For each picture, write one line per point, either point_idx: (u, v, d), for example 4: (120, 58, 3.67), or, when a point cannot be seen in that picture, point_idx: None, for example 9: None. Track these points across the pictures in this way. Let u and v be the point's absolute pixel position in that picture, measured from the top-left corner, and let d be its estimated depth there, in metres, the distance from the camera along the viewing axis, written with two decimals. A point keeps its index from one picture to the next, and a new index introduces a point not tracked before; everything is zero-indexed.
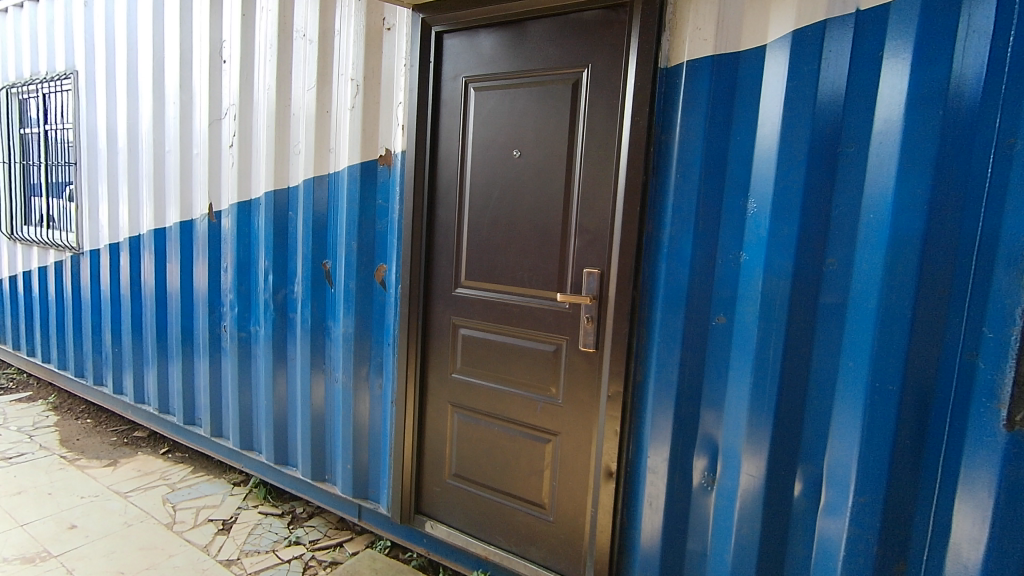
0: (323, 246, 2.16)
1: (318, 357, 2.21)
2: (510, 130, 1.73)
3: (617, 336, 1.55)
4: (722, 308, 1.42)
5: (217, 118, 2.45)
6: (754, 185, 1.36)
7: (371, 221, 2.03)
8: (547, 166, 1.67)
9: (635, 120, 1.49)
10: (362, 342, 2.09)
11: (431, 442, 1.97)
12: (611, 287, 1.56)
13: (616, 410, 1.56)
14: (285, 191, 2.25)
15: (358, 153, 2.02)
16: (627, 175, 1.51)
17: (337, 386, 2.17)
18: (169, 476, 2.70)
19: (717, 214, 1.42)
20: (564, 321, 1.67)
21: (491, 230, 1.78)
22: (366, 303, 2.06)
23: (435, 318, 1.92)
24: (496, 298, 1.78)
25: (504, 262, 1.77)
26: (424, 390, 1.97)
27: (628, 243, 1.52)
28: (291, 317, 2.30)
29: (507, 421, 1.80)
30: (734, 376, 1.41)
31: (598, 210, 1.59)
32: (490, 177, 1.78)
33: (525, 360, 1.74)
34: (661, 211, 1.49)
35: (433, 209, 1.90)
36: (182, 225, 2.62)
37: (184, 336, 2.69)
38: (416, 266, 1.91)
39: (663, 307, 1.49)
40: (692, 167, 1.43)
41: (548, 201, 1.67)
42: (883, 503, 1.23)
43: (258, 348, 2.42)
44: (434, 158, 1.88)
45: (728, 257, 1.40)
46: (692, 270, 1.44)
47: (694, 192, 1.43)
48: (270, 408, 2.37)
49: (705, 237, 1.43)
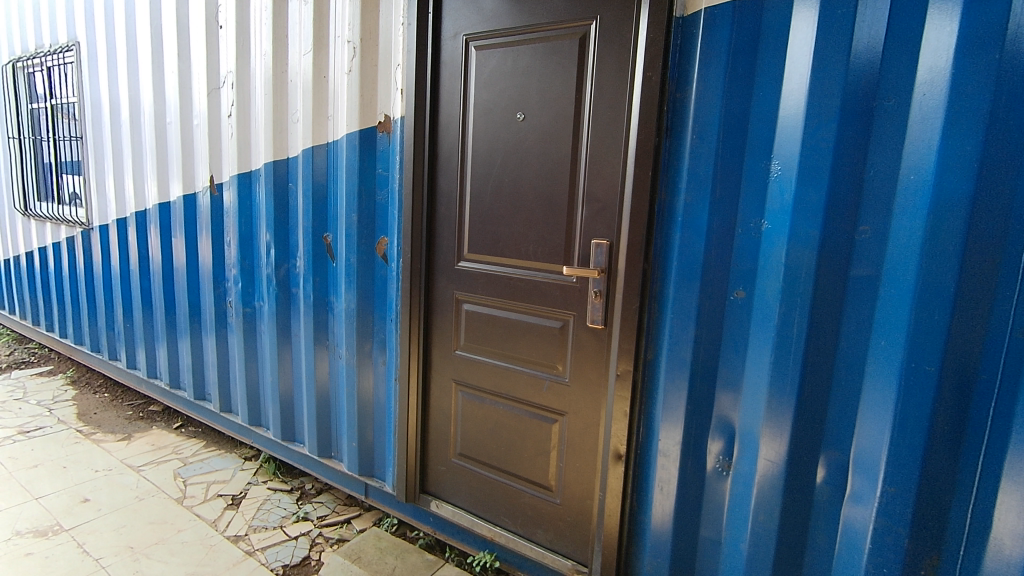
0: (324, 219, 2.08)
1: (322, 333, 2.16)
2: (513, 92, 1.61)
3: (627, 311, 1.45)
4: (741, 281, 1.31)
5: (216, 87, 2.37)
6: (778, 145, 1.23)
7: (371, 192, 1.94)
8: (553, 129, 1.55)
9: (647, 77, 1.37)
10: (365, 318, 2.02)
11: (436, 420, 1.91)
12: (622, 260, 1.45)
13: (626, 390, 1.47)
14: (284, 161, 2.17)
15: (356, 120, 1.92)
16: (638, 138, 1.39)
17: (341, 362, 2.12)
18: (181, 451, 2.71)
19: (736, 179, 1.30)
20: (570, 296, 1.57)
21: (494, 199, 1.68)
22: (367, 278, 1.99)
23: (438, 294, 1.85)
24: (500, 272, 1.69)
25: (508, 233, 1.67)
26: (429, 367, 1.90)
27: (640, 211, 1.40)
28: (294, 292, 2.24)
29: (512, 399, 1.72)
30: (752, 354, 1.31)
31: (607, 176, 1.48)
32: (493, 142, 1.67)
33: (531, 337, 1.66)
34: (675, 176, 1.37)
35: (435, 178, 1.80)
36: (186, 198, 2.57)
37: (191, 311, 2.66)
38: (418, 238, 1.82)
39: (675, 280, 1.38)
40: (709, 128, 1.31)
41: (554, 167, 1.56)
42: (916, 494, 1.13)
43: (262, 323, 2.38)
44: (435, 125, 1.78)
45: (749, 226, 1.28)
46: (707, 240, 1.33)
47: (711, 154, 1.31)
48: (276, 383, 2.33)
49: (724, 203, 1.31)
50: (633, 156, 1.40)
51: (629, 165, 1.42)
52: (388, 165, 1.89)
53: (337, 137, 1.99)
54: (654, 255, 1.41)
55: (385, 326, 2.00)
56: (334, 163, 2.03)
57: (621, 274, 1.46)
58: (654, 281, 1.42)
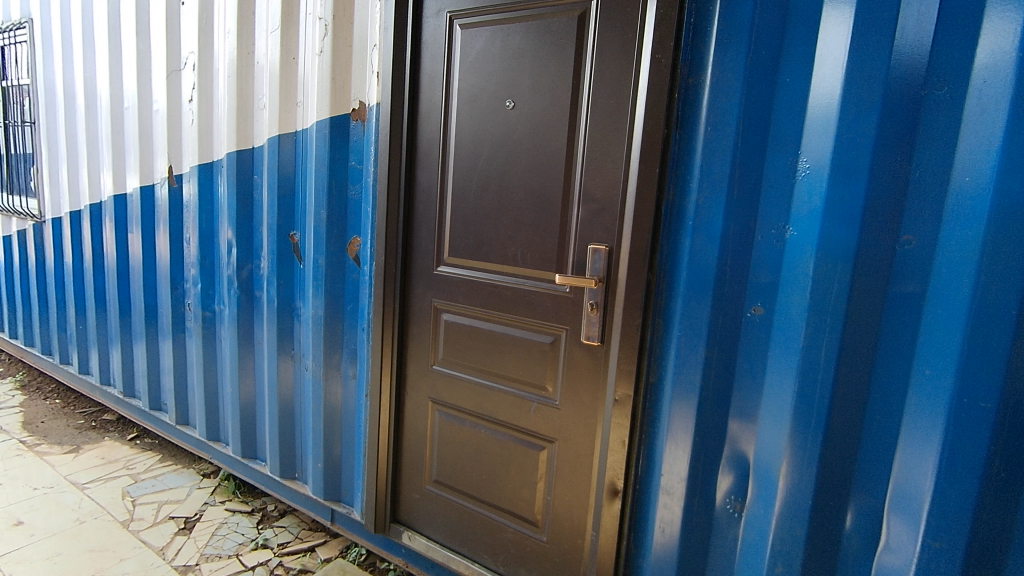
0: (291, 216, 1.88)
1: (286, 342, 1.96)
2: (503, 77, 1.43)
3: (627, 327, 1.27)
4: (760, 296, 1.14)
5: (176, 68, 2.16)
6: (807, 140, 1.06)
7: (342, 186, 1.75)
8: (546, 119, 1.38)
9: (655, 60, 1.19)
10: (333, 327, 1.82)
11: (410, 442, 1.72)
12: (623, 269, 1.28)
13: (625, 417, 1.29)
14: (248, 151, 1.97)
15: (327, 106, 1.72)
16: (644, 130, 1.22)
17: (306, 374, 1.92)
18: (134, 466, 2.48)
19: (756, 179, 1.12)
20: (563, 308, 1.39)
21: (478, 198, 1.50)
22: (337, 282, 1.80)
23: (415, 302, 1.66)
24: (484, 279, 1.51)
25: (494, 236, 1.48)
26: (403, 383, 1.71)
27: (645, 214, 1.23)
28: (257, 295, 2.03)
29: (495, 422, 1.54)
30: (771, 381, 1.14)
31: (607, 173, 1.30)
32: (479, 132, 1.48)
33: (517, 353, 1.48)
34: (685, 174, 1.19)
35: (413, 173, 1.62)
36: (143, 190, 2.35)
37: (147, 313, 2.44)
38: (393, 239, 1.63)
39: (683, 293, 1.21)
40: (727, 119, 1.13)
41: (546, 162, 1.38)
42: (964, 550, 0.97)
43: (223, 329, 2.17)
44: (415, 113, 1.59)
45: (770, 233, 1.11)
46: (722, 248, 1.15)
47: (728, 149, 1.13)
48: (237, 394, 2.12)
49: (741, 206, 1.13)
50: (638, 151, 1.23)
51: (633, 161, 1.25)
52: (362, 157, 1.71)
53: (307, 125, 1.80)
54: (659, 263, 1.24)
55: (356, 336, 1.81)
56: (303, 155, 1.83)
57: (621, 284, 1.28)
58: (659, 294, 1.25)
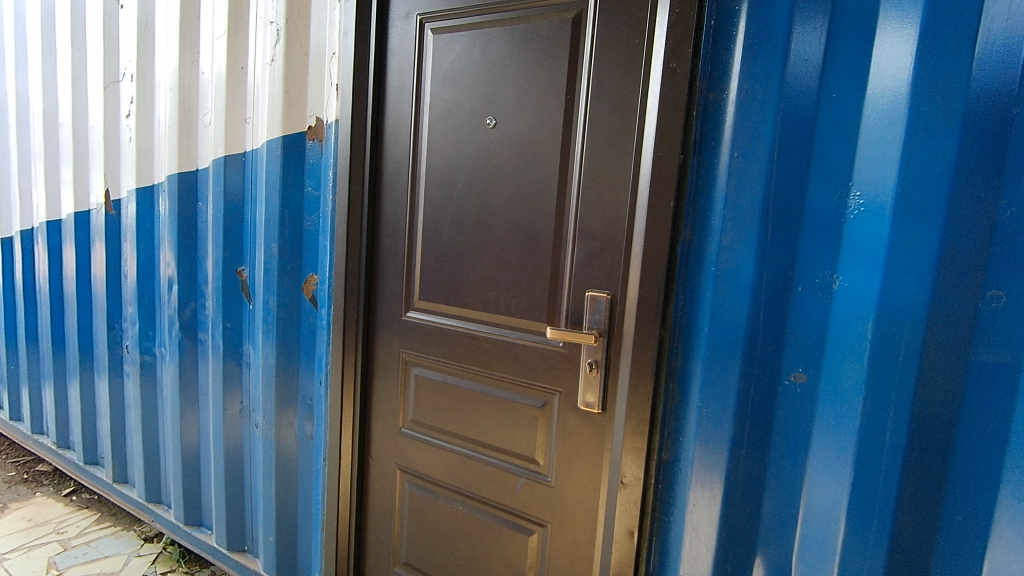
0: (238, 248, 1.63)
1: (234, 394, 1.70)
2: (482, 90, 1.21)
3: (634, 392, 1.04)
4: (802, 361, 0.91)
5: (114, 80, 1.91)
6: (861, 168, 0.85)
7: (297, 216, 1.51)
8: (533, 141, 1.15)
9: (667, 70, 0.99)
10: (286, 378, 1.57)
11: (376, 516, 1.47)
12: (630, 323, 1.05)
13: (633, 503, 1.06)
14: (191, 175, 1.72)
15: (278, 123, 1.48)
16: (655, 155, 1.00)
17: (256, 432, 1.66)
18: (64, 530, 2.17)
19: (795, 216, 0.90)
20: (555, 365, 1.16)
21: (453, 232, 1.27)
22: (291, 326, 1.55)
23: (381, 352, 1.42)
24: (461, 327, 1.27)
25: (473, 277, 1.25)
26: (368, 446, 1.46)
27: (656, 257, 1.00)
28: (202, 339, 1.77)
29: (475, 498, 1.29)
30: (816, 468, 0.90)
31: (607, 205, 1.08)
32: (454, 155, 1.26)
33: (500, 417, 1.23)
34: (706, 208, 0.97)
35: (378, 201, 1.38)
36: (78, 217, 2.09)
37: (83, 354, 2.16)
38: (353, 278, 1.39)
39: (704, 354, 0.98)
40: (758, 143, 0.91)
41: (534, 190, 1.16)
42: None
43: (163, 375, 1.90)
44: (381, 132, 1.37)
45: (813, 282, 0.89)
46: (752, 298, 0.93)
47: (758, 178, 0.92)
48: (179, 451, 1.85)
49: (778, 250, 0.92)
50: (648, 179, 1.01)
51: (641, 192, 1.03)
52: (320, 182, 1.47)
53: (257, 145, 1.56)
54: (673, 316, 1.01)
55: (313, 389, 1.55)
56: (252, 179, 1.59)
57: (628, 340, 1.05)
58: (673, 353, 1.02)
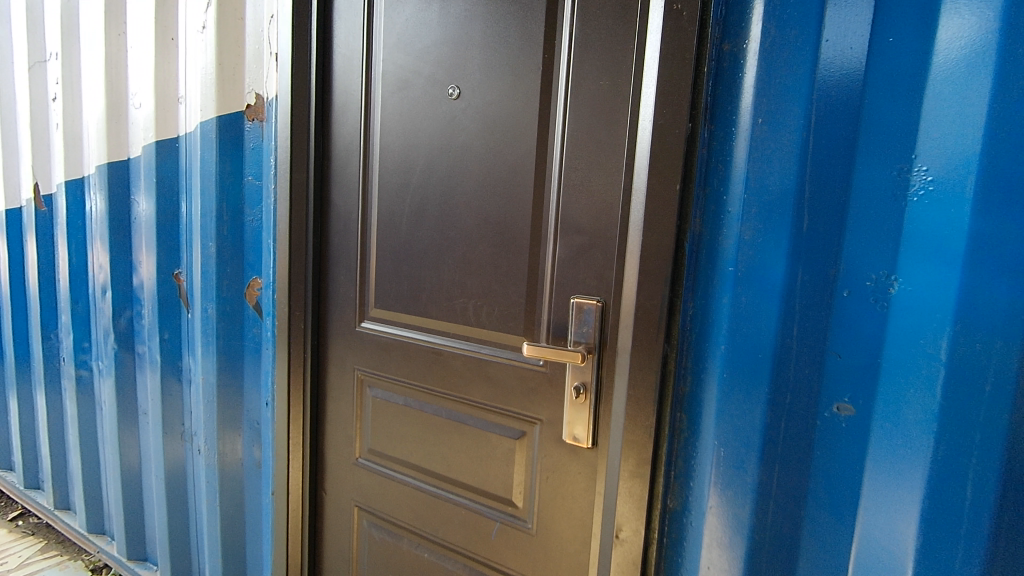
0: (174, 249, 1.42)
1: (175, 414, 1.49)
2: (443, 53, 0.99)
3: (633, 424, 0.83)
4: (850, 389, 0.70)
5: (39, 59, 1.69)
6: (926, 135, 0.63)
7: (237, 210, 1.30)
8: (504, 113, 0.94)
9: (669, 15, 0.77)
10: (232, 398, 1.36)
11: (331, 558, 1.26)
12: (626, 337, 0.83)
13: (631, 562, 0.85)
14: (122, 164, 1.50)
15: (212, 102, 1.27)
16: (655, 126, 0.79)
17: (198, 459, 1.45)
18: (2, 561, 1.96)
19: (840, 200, 0.69)
20: (534, 389, 0.94)
21: (412, 226, 1.05)
22: (233, 338, 1.34)
23: (334, 369, 1.20)
24: (424, 341, 1.06)
25: (435, 281, 1.04)
26: (323, 479, 1.25)
27: (658, 255, 0.79)
28: (139, 351, 1.56)
29: (442, 544, 1.08)
30: (865, 528, 0.69)
31: (595, 189, 0.86)
32: (410, 133, 1.04)
33: (472, 449, 1.02)
34: (721, 192, 0.76)
35: (326, 191, 1.17)
36: (8, 214, 1.87)
37: (18, 367, 1.94)
38: (298, 283, 1.17)
39: (720, 378, 0.77)
40: (790, 106, 0.70)
41: (505, 173, 0.94)
42: None
43: (101, 392, 1.68)
44: (328, 108, 1.15)
45: (864, 286, 0.68)
46: (783, 307, 0.72)
47: (790, 152, 0.70)
48: (120, 477, 1.64)
49: (817, 245, 0.71)
50: (646, 156, 0.80)
51: (638, 173, 0.81)
52: (262, 170, 1.26)
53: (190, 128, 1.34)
54: (680, 329, 0.81)
55: (259, 412, 1.34)
56: (186, 168, 1.37)
57: (624, 359, 0.84)
58: (680, 375, 0.81)
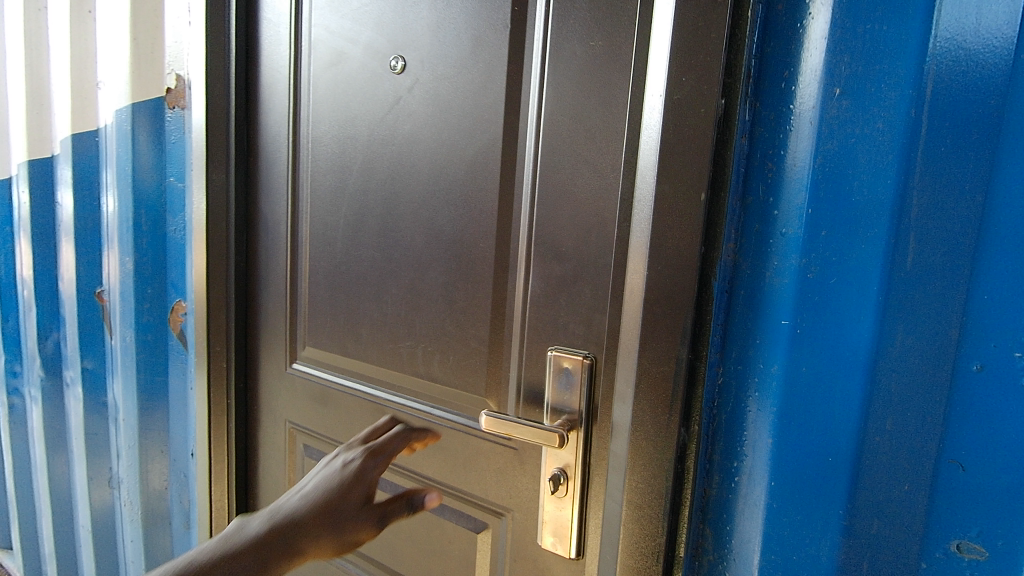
0: (94, 261, 1.19)
1: (100, 456, 1.27)
2: (384, 13, 0.74)
3: (633, 541, 0.57)
4: (983, 517, 0.44)
5: None
6: None
7: (158, 218, 1.07)
8: (462, 92, 0.68)
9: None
10: (158, 441, 1.14)
11: None
12: (622, 416, 0.57)
13: None
14: (43, 161, 1.28)
15: (126, 85, 1.04)
16: (666, 105, 0.52)
17: (123, 511, 1.22)
18: None
19: (970, 223, 0.43)
20: (500, 470, 0.69)
21: (350, 243, 0.81)
22: (158, 371, 1.11)
23: (266, 419, 0.97)
24: (366, 393, 0.81)
25: (377, 317, 0.79)
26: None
27: (673, 298, 0.53)
28: (65, 379, 1.34)
29: None
30: None
31: (584, 198, 0.60)
32: (348, 121, 0.80)
33: (425, 539, 0.78)
34: (769, 207, 0.49)
35: (253, 196, 0.93)
36: None
37: None
38: (219, 312, 0.94)
39: (765, 492, 0.49)
40: (891, 70, 0.43)
41: (465, 175, 0.69)
42: None
43: (31, 421, 1.47)
44: (253, 93, 0.91)
45: (1015, 361, 0.42)
46: (871, 390, 0.45)
47: (887, 143, 0.44)
48: (51, 520, 1.43)
49: (927, 290, 0.44)
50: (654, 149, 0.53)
51: (640, 175, 0.55)
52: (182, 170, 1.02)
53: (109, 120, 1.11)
54: (704, 409, 0.54)
55: (188, 465, 1.11)
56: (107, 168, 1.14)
57: (620, 450, 0.57)
58: (704, 472, 0.55)
